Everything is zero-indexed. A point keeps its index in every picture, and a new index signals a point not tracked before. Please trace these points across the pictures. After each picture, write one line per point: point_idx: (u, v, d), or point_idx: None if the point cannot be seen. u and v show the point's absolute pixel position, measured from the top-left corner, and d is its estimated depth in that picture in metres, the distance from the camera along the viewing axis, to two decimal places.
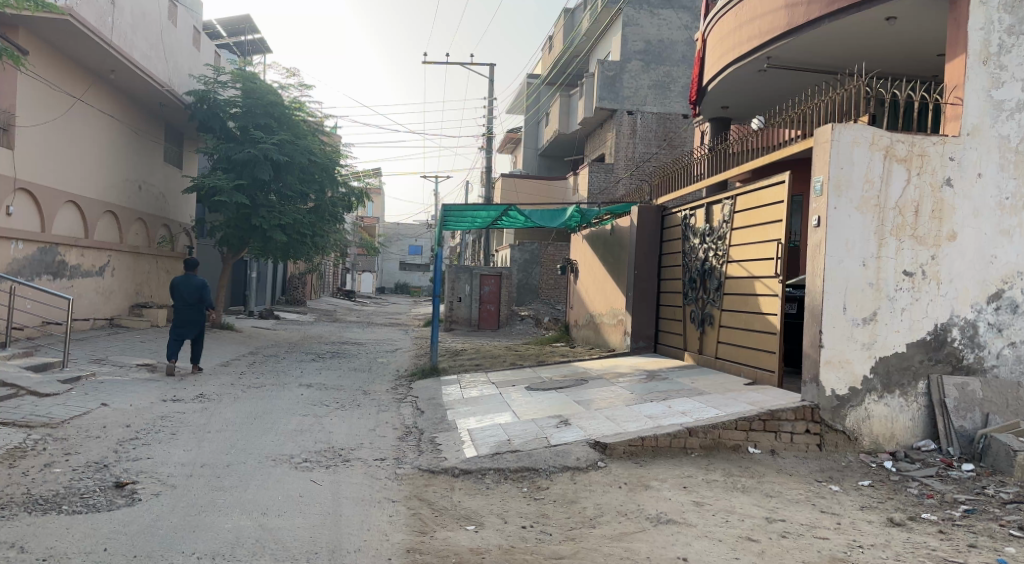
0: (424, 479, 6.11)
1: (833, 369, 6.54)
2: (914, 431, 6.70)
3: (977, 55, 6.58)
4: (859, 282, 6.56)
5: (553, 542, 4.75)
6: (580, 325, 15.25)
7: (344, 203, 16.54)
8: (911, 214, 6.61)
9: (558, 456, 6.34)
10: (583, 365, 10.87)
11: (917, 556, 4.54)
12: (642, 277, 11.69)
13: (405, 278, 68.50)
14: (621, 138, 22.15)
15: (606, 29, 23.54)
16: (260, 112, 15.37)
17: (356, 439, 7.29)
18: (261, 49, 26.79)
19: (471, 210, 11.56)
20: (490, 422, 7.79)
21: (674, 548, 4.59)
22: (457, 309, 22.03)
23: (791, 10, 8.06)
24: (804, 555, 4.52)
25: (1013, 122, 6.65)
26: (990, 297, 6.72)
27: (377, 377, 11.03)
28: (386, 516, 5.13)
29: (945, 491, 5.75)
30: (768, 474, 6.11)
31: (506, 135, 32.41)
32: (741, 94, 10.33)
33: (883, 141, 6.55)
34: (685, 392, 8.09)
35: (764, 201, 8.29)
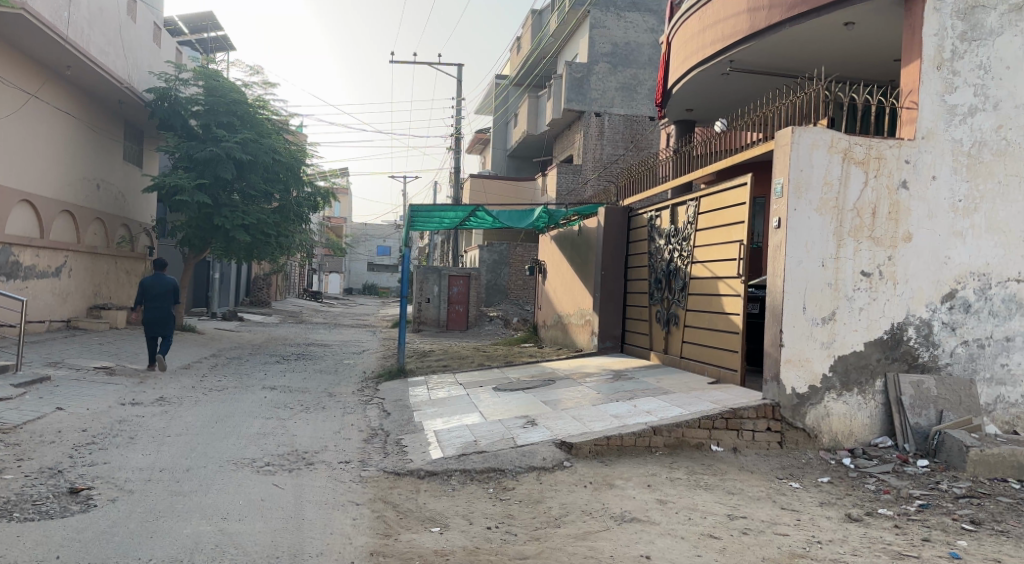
0: (388, 481, 6.07)
1: (794, 368, 6.65)
2: (872, 428, 6.84)
3: (931, 61, 6.74)
4: (818, 283, 6.68)
5: (517, 542, 4.75)
6: (548, 325, 15.31)
7: (310, 204, 16.40)
8: (868, 215, 6.75)
9: (524, 456, 6.35)
10: (551, 366, 10.91)
11: (873, 551, 4.63)
12: (609, 277, 11.77)
13: (373, 278, 68.09)
14: (589, 140, 22.29)
15: (573, 30, 23.66)
16: (223, 110, 15.13)
17: (321, 442, 7.22)
18: (224, 47, 26.44)
19: (439, 211, 11.51)
20: (457, 423, 7.79)
21: (637, 547, 4.62)
22: (425, 310, 21.94)
23: (752, 14, 8.20)
24: (764, 552, 4.58)
25: (965, 126, 6.83)
26: (944, 297, 6.88)
27: (342, 379, 10.94)
28: (349, 519, 5.08)
29: (901, 486, 5.88)
30: (730, 471, 6.19)
31: (475, 135, 32.39)
32: (705, 96, 10.45)
33: (841, 144, 6.69)
34: (651, 392, 8.15)
35: (727, 202, 8.42)
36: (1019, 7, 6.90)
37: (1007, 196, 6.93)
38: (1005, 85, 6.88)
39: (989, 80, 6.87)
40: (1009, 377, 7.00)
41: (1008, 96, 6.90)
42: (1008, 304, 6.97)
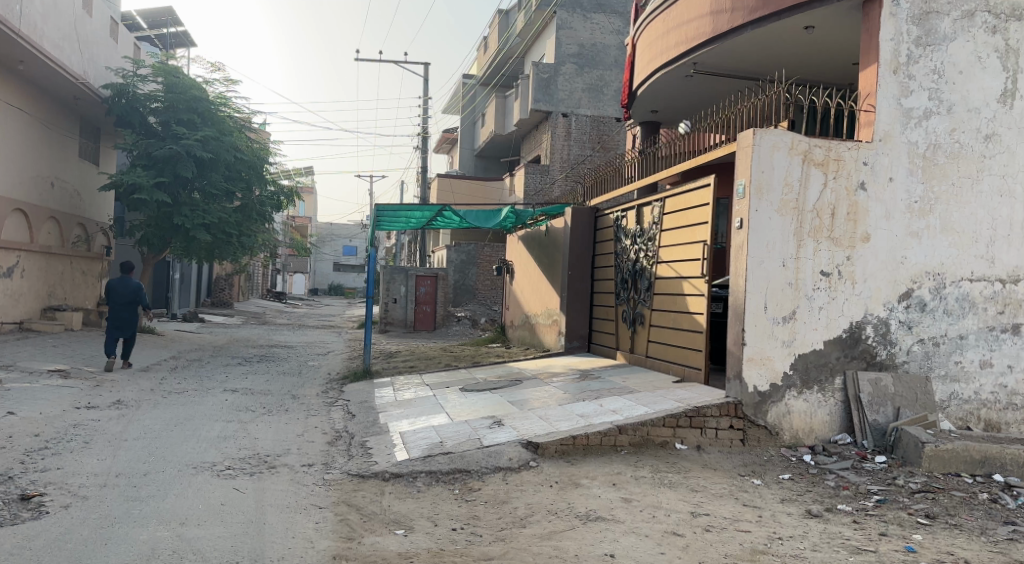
0: (352, 484, 6.00)
1: (756, 366, 6.75)
2: (831, 425, 6.95)
3: (888, 64, 6.88)
4: (779, 282, 6.78)
5: (482, 543, 4.73)
6: (515, 325, 15.32)
7: (273, 203, 16.18)
8: (827, 216, 6.87)
9: (491, 456, 6.33)
10: (519, 366, 10.90)
11: (832, 546, 4.70)
12: (575, 277, 11.82)
13: (340, 279, 67.42)
14: (556, 140, 22.37)
15: (540, 30, 23.76)
16: (183, 107, 14.84)
17: (283, 445, 7.10)
18: (184, 43, 25.96)
19: (405, 210, 11.43)
20: (423, 424, 7.73)
21: (601, 545, 4.63)
22: (392, 310, 21.80)
23: (715, 17, 8.30)
24: (726, 548, 4.62)
25: (921, 129, 6.98)
26: (901, 296, 7.02)
27: (307, 381, 10.79)
28: (311, 523, 5.01)
29: (860, 482, 5.99)
30: (694, 469, 6.25)
31: (442, 135, 32.27)
32: (670, 98, 10.54)
33: (801, 146, 6.80)
34: (617, 391, 8.19)
35: (690, 203, 8.51)
36: (971, 12, 7.07)
37: (962, 198, 7.09)
38: (959, 89, 7.05)
39: (943, 84, 7.02)
40: (963, 375, 7.17)
41: (962, 100, 7.07)
42: (962, 303, 7.13)
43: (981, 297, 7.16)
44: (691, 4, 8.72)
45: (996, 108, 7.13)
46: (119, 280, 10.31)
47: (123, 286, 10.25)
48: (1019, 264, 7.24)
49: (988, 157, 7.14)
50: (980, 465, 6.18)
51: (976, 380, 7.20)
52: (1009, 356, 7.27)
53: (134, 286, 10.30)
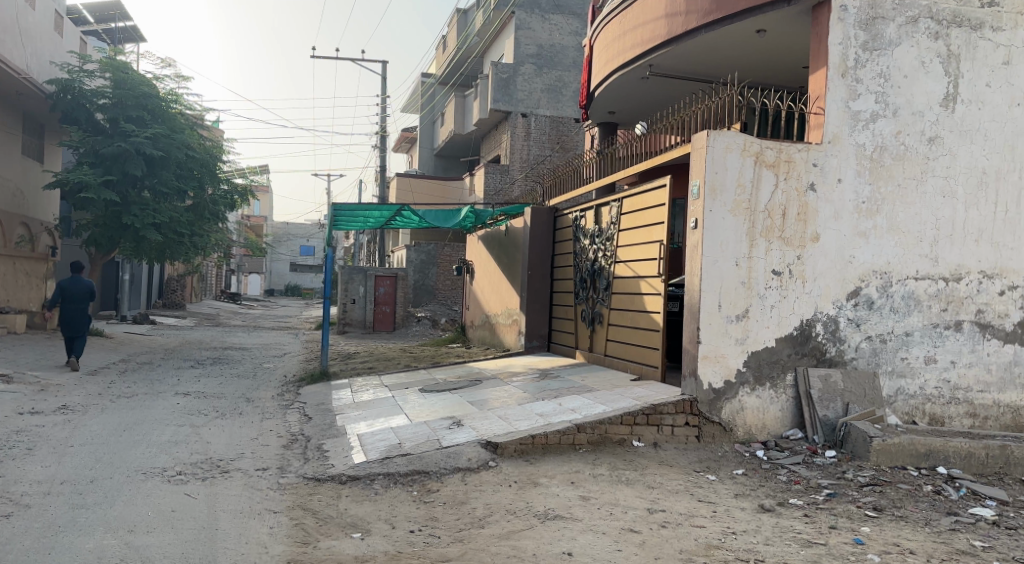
0: (308, 487, 5.91)
1: (710, 364, 6.86)
2: (783, 421, 7.10)
3: (836, 68, 7.07)
4: (732, 281, 6.92)
5: (440, 544, 4.70)
6: (476, 325, 15.30)
7: (227, 202, 15.91)
8: (779, 216, 7.01)
9: (450, 457, 6.30)
10: (478, 366, 10.89)
11: (784, 539, 4.80)
12: (535, 277, 11.85)
13: (297, 279, 66.35)
14: (516, 140, 22.42)
15: (499, 30, 23.77)
16: (132, 103, 14.42)
17: (237, 449, 6.96)
18: (133, 37, 25.32)
19: (363, 210, 11.32)
20: (382, 426, 7.66)
21: (559, 544, 4.64)
22: (351, 311, 21.61)
23: (670, 20, 8.41)
24: (681, 544, 4.68)
25: (868, 131, 7.17)
26: (849, 295, 7.19)
27: (261, 383, 10.59)
28: (265, 528, 4.92)
29: (811, 476, 6.13)
30: (651, 466, 6.32)
31: (401, 134, 32.03)
32: (627, 99, 10.63)
33: (753, 148, 6.95)
34: (576, 390, 8.23)
35: (647, 204, 8.61)
36: (915, 18, 7.27)
37: (906, 198, 7.28)
38: (903, 93, 7.25)
39: (889, 88, 7.22)
40: (909, 370, 7.33)
41: (907, 103, 7.27)
42: (908, 301, 7.30)
43: (925, 295, 7.33)
44: (647, 6, 8.83)
45: (939, 111, 7.33)
46: (69, 280, 10.42)
47: (73, 285, 10.38)
48: (961, 262, 7.38)
49: (932, 159, 7.32)
50: (924, 459, 6.39)
51: (921, 376, 7.35)
52: (952, 351, 7.40)
53: (84, 285, 10.44)
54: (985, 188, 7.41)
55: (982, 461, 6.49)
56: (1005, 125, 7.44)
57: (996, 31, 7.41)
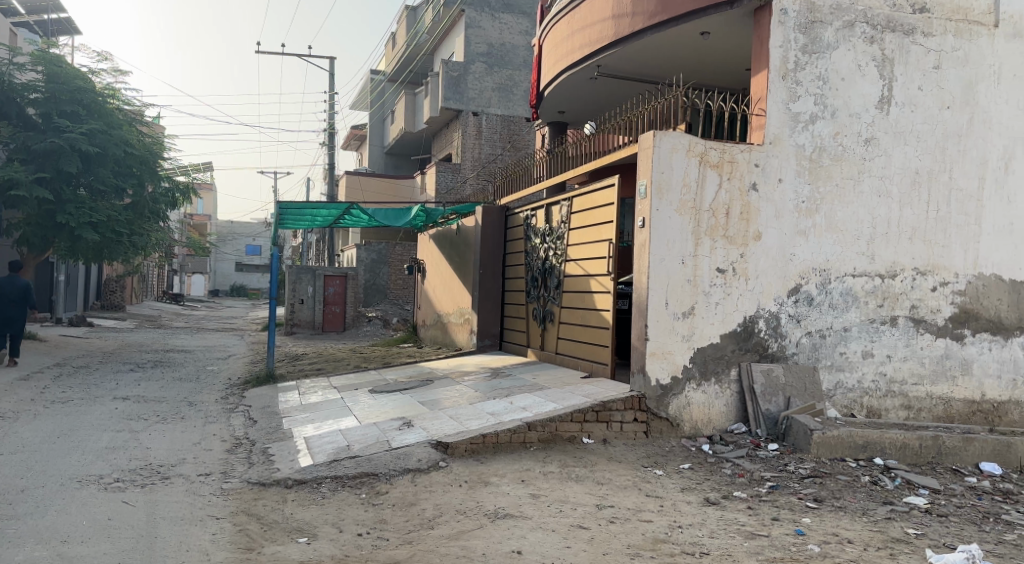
0: (252, 492, 5.78)
1: (657, 360, 6.97)
2: (728, 415, 7.25)
3: (777, 70, 7.25)
4: (678, 279, 7.03)
5: (388, 547, 4.65)
6: (427, 325, 15.23)
7: (167, 200, 15.81)
8: (722, 216, 7.16)
9: (399, 459, 6.25)
10: (430, 365, 10.82)
11: (728, 532, 4.89)
12: (487, 276, 11.84)
13: (243, 279, 64.88)
14: (467, 139, 22.35)
15: (449, 27, 23.61)
16: (67, 98, 13.87)
17: (178, 454, 6.78)
18: (68, 30, 24.46)
19: (311, 208, 11.15)
20: (329, 427, 7.56)
21: (509, 543, 4.63)
22: (299, 311, 21.21)
23: (616, 21, 8.50)
24: (629, 539, 4.74)
25: (807, 133, 7.37)
26: (790, 291, 7.38)
27: (205, 386, 10.33)
28: (207, 535, 4.80)
29: (754, 469, 6.28)
30: (600, 462, 6.38)
31: (350, 131, 31.64)
32: (576, 100, 10.69)
33: (698, 149, 7.07)
34: (527, 389, 8.24)
35: (597, 203, 8.68)
36: (851, 22, 7.49)
37: (844, 198, 7.50)
38: (841, 95, 7.47)
39: (827, 91, 7.43)
40: (847, 364, 7.55)
41: (844, 105, 7.49)
42: (846, 297, 7.52)
43: (863, 291, 7.57)
44: (594, 6, 8.89)
45: (875, 113, 7.57)
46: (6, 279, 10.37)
47: (9, 283, 10.28)
48: (896, 259, 7.63)
49: (868, 160, 7.56)
50: (862, 450, 6.60)
51: (859, 370, 7.58)
52: (888, 346, 7.65)
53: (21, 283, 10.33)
54: (918, 188, 7.68)
55: (916, 451, 6.74)
56: (937, 127, 7.72)
57: (927, 36, 7.68)
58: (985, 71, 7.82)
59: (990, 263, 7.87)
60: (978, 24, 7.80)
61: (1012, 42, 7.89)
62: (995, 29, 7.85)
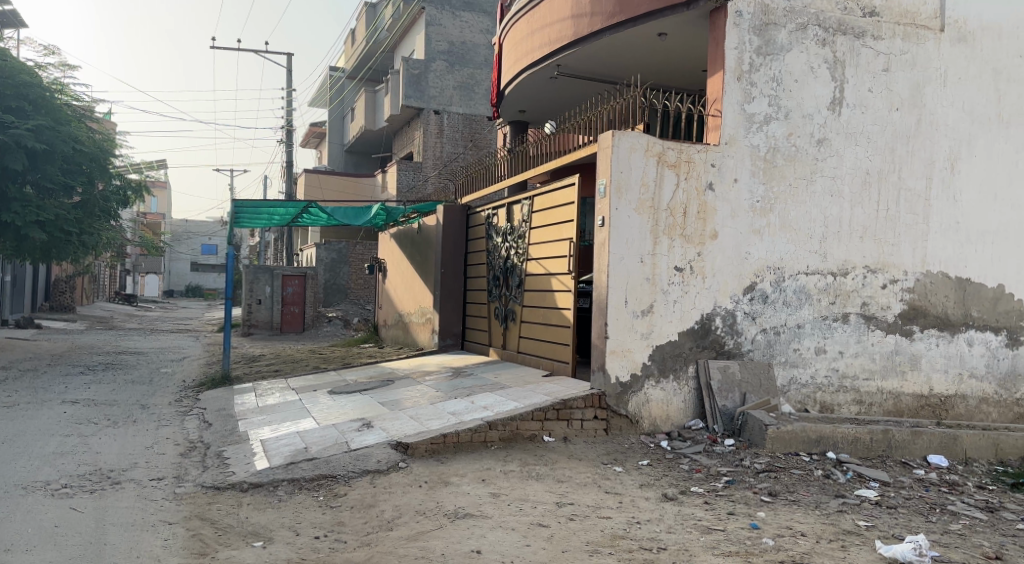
0: (206, 496, 5.67)
1: (617, 358, 7.02)
2: (686, 412, 7.34)
3: (732, 72, 7.38)
4: (638, 278, 7.10)
5: (346, 550, 4.60)
6: (388, 324, 15.15)
7: (119, 198, 15.37)
8: (680, 215, 7.25)
9: (358, 460, 6.20)
10: (391, 366, 10.74)
11: (686, 527, 4.96)
12: (448, 275, 11.81)
13: (199, 279, 63.57)
14: (428, 138, 22.23)
15: (409, 23, 23.37)
16: (11, 93, 13.30)
17: (130, 458, 6.61)
18: (14, 22, 23.63)
19: (267, 206, 10.99)
20: (286, 430, 7.45)
21: (468, 543, 4.62)
22: (256, 312, 20.87)
23: (575, 21, 8.54)
24: (589, 536, 4.76)
25: (762, 133, 7.50)
26: (746, 289, 7.51)
27: (158, 389, 10.08)
28: (159, 540, 4.69)
29: (711, 464, 6.37)
30: (560, 460, 6.41)
31: (309, 129, 31.24)
32: (536, 99, 10.71)
33: (656, 148, 7.15)
34: (488, 388, 8.24)
35: (557, 202, 8.72)
36: (804, 25, 7.65)
37: (797, 198, 7.65)
38: (794, 96, 7.62)
39: (781, 92, 7.57)
40: (801, 361, 7.71)
41: (797, 106, 7.64)
42: (799, 295, 7.68)
43: (815, 288, 7.73)
44: (554, 6, 8.92)
45: (826, 114, 7.74)
46: None
47: None
48: (847, 257, 7.82)
49: (821, 160, 7.73)
50: (815, 444, 6.75)
51: (812, 365, 7.74)
52: (840, 342, 7.82)
53: None
54: (868, 188, 7.87)
55: (867, 445, 6.91)
56: (886, 128, 7.92)
57: (877, 39, 7.88)
58: (932, 74, 8.04)
59: (937, 260, 8.09)
60: (925, 28, 8.03)
61: (957, 46, 8.11)
62: (941, 33, 8.08)
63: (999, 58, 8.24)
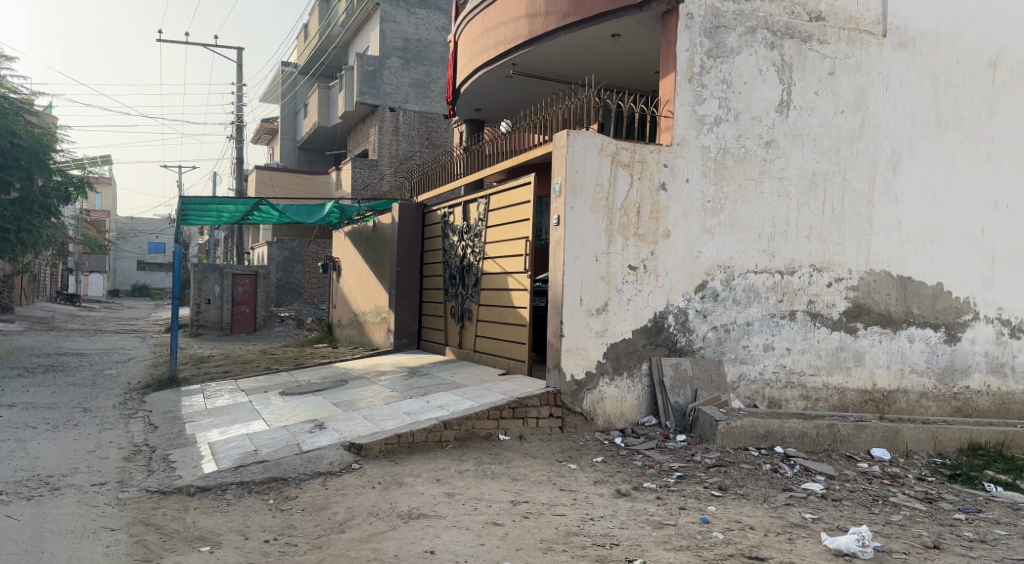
0: (152, 501, 5.52)
1: (572, 356, 7.06)
2: (639, 409, 7.42)
3: (684, 74, 7.49)
4: (593, 276, 7.15)
5: (296, 553, 4.53)
6: (342, 324, 14.98)
7: (59, 194, 14.83)
8: (634, 214, 7.32)
9: (310, 462, 6.10)
10: (345, 366, 10.62)
11: (638, 523, 5.01)
12: (404, 274, 11.71)
13: (147, 278, 61.84)
14: (384, 135, 22.04)
15: (364, 19, 23.09)
16: None
17: (70, 463, 6.39)
18: None
19: (216, 203, 10.74)
20: (235, 432, 7.29)
21: (421, 543, 4.59)
22: (205, 312, 20.40)
23: (530, 20, 8.55)
24: (542, 533, 4.77)
25: (713, 134, 7.64)
26: (697, 288, 7.63)
27: (101, 392, 9.76)
28: (100, 547, 4.53)
29: (664, 460, 6.46)
30: (515, 458, 6.41)
31: (261, 125, 30.69)
32: (492, 97, 10.69)
33: (610, 148, 7.21)
34: (444, 387, 8.20)
35: (513, 201, 8.73)
36: (753, 28, 7.81)
37: (746, 198, 7.81)
38: (743, 98, 7.77)
39: (731, 94, 7.72)
40: (750, 357, 7.87)
41: (747, 109, 7.79)
42: (748, 293, 7.84)
43: (764, 287, 7.90)
44: (508, 4, 8.93)
45: (775, 117, 7.91)
46: None
47: None
48: (794, 257, 8.01)
49: (769, 161, 7.89)
50: (764, 439, 6.90)
51: (761, 362, 7.91)
52: (787, 339, 8.01)
53: None
54: (815, 189, 8.07)
55: (813, 439, 7.08)
56: (832, 131, 8.14)
57: (823, 44, 8.09)
58: (875, 78, 8.29)
59: (880, 260, 8.35)
60: (868, 33, 8.27)
61: (899, 51, 8.38)
62: (884, 39, 8.33)
63: (937, 64, 8.55)
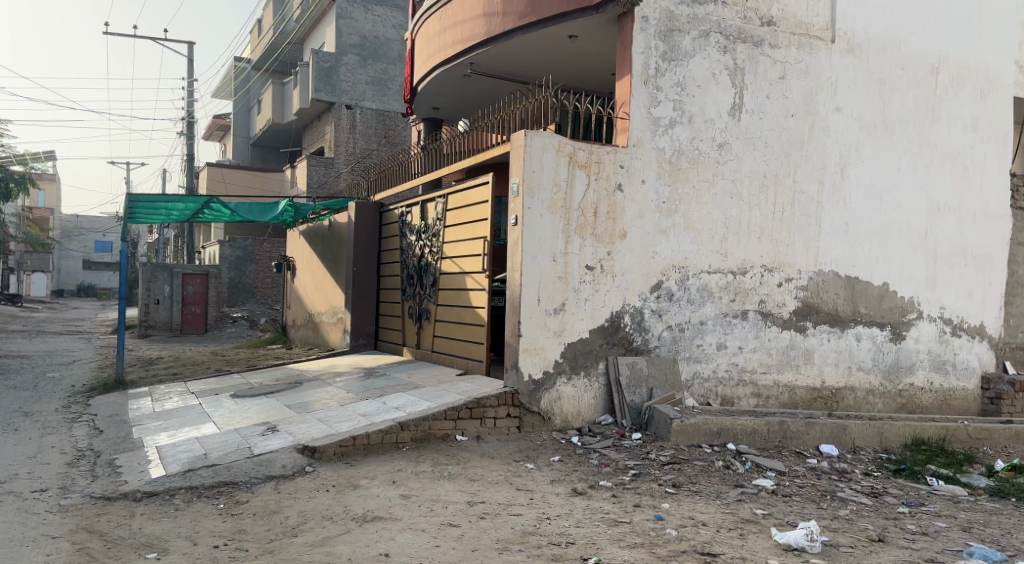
0: (96, 507, 5.35)
1: (530, 356, 7.07)
2: (596, 408, 7.47)
3: (639, 76, 7.57)
4: (550, 276, 7.18)
5: (247, 558, 4.44)
6: (297, 325, 14.76)
7: None
8: (591, 214, 7.37)
9: (262, 466, 5.99)
10: (300, 367, 10.45)
11: (593, 521, 5.04)
12: (361, 274, 11.58)
13: (94, 278, 59.99)
14: (341, 132, 21.84)
15: (319, 15, 22.88)
16: None
17: (9, 470, 6.15)
18: None
19: (165, 201, 10.47)
20: (184, 435, 7.12)
21: (376, 546, 4.55)
22: (154, 312, 20.00)
23: (487, 19, 8.55)
24: (498, 534, 4.77)
25: (668, 136, 7.74)
26: (652, 287, 7.72)
27: (43, 396, 9.42)
28: (39, 556, 4.38)
29: (620, 458, 6.52)
30: (472, 459, 6.40)
31: (213, 122, 30.05)
32: (450, 96, 10.65)
33: (567, 149, 7.23)
34: (400, 388, 8.13)
35: (470, 200, 8.71)
36: (707, 32, 7.94)
37: (700, 199, 7.93)
38: (697, 101, 7.89)
39: (685, 97, 7.83)
40: (703, 356, 8.00)
41: (700, 111, 7.91)
42: (702, 293, 7.96)
43: (716, 287, 8.03)
44: (465, 4, 8.91)
45: (727, 120, 8.05)
46: None
47: None
48: (746, 258, 8.16)
49: (722, 163, 8.03)
50: (717, 436, 7.01)
51: (714, 360, 8.04)
52: (740, 338, 8.16)
53: None
54: (766, 190, 8.24)
55: (764, 436, 7.23)
56: (782, 134, 8.31)
57: (774, 48, 8.27)
58: (824, 82, 8.49)
59: (828, 260, 8.57)
60: (817, 39, 8.48)
61: (846, 56, 8.61)
62: (832, 44, 8.54)
63: (883, 70, 8.81)
